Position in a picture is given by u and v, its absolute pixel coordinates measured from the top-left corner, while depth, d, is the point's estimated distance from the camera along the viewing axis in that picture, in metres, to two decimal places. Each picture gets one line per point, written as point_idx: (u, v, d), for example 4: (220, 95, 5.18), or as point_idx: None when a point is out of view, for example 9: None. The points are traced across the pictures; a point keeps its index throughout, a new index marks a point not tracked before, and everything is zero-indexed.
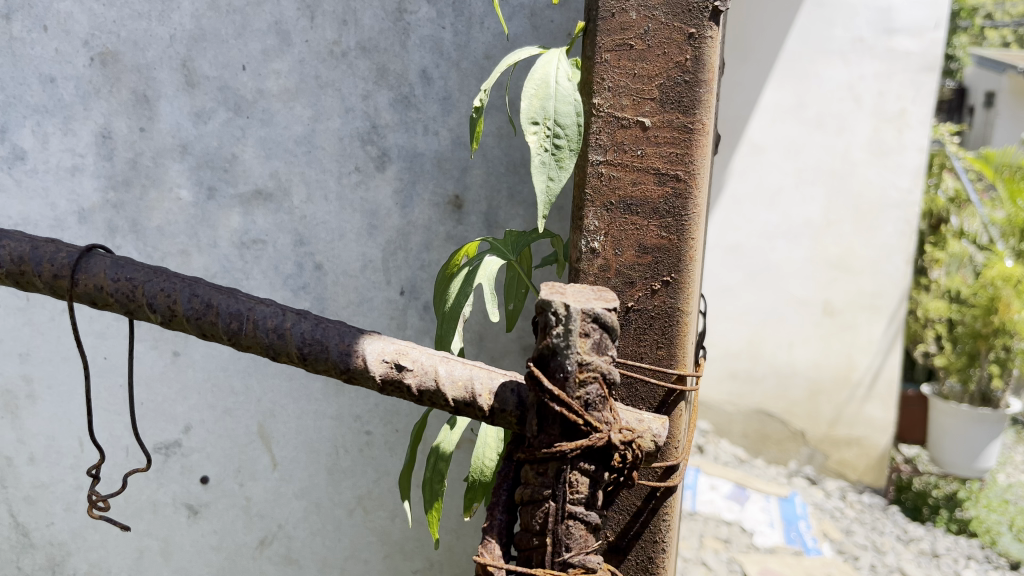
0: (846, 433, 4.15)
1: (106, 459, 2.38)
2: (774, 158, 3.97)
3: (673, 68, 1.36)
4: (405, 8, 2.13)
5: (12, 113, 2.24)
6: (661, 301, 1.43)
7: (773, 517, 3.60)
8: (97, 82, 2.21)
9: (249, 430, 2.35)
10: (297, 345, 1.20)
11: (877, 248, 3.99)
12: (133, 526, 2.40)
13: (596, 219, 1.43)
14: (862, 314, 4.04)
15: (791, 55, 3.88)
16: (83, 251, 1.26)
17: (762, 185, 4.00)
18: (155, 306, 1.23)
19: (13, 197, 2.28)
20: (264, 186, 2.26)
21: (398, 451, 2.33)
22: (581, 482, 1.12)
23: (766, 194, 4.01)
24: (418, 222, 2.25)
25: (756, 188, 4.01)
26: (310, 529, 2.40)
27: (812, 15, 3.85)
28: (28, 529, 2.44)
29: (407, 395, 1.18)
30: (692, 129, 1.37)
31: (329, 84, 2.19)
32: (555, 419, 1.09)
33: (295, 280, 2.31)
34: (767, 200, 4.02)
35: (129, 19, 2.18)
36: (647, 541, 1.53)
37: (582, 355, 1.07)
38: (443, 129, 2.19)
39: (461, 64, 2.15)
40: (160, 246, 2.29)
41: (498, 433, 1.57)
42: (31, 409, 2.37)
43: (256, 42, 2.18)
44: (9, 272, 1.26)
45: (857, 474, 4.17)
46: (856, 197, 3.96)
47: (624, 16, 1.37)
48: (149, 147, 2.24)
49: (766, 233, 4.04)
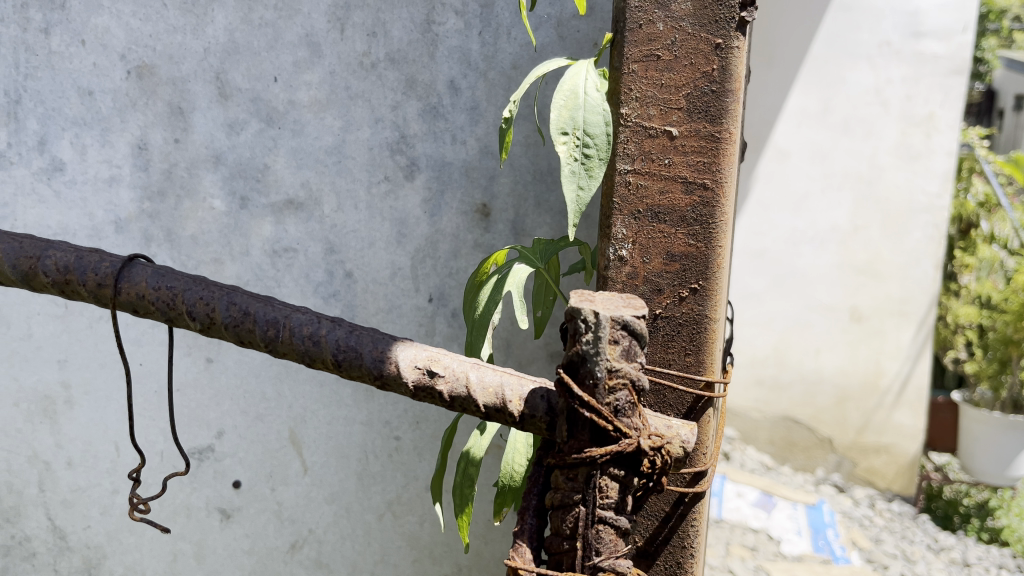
0: (875, 440, 4.10)
1: (144, 463, 2.41)
2: (800, 163, 3.96)
3: (700, 78, 1.38)
4: (433, 19, 2.17)
5: (51, 125, 2.30)
6: (690, 308, 1.44)
7: (800, 526, 3.57)
8: (134, 95, 2.27)
9: (280, 436, 2.39)
10: (331, 352, 1.23)
11: (905, 254, 3.95)
12: (173, 527, 2.45)
13: (624, 227, 1.44)
14: (890, 320, 4.00)
15: (815, 60, 3.87)
16: (125, 261, 1.30)
17: (788, 190, 3.99)
18: (194, 314, 1.27)
19: (53, 208, 2.34)
20: (296, 196, 2.30)
21: (427, 456, 2.35)
22: (611, 488, 1.14)
23: (790, 201, 4.00)
24: (446, 230, 2.28)
25: (782, 193, 4.00)
26: (340, 534, 2.43)
27: (838, 19, 3.83)
28: (65, 532, 2.49)
29: (439, 401, 1.21)
30: (720, 138, 1.39)
31: (359, 94, 2.23)
32: (584, 425, 1.12)
33: (325, 288, 2.34)
34: (793, 205, 4.00)
35: (164, 33, 2.24)
36: (676, 547, 1.54)
37: (611, 362, 1.09)
38: (472, 138, 2.22)
39: (489, 75, 2.18)
40: (194, 255, 2.34)
41: (528, 439, 1.57)
42: (70, 414, 2.43)
43: (288, 54, 2.22)
44: (55, 281, 1.30)
45: (886, 482, 4.11)
46: (883, 201, 3.92)
47: (651, 27, 1.39)
48: (184, 158, 2.29)
49: (792, 238, 4.03)
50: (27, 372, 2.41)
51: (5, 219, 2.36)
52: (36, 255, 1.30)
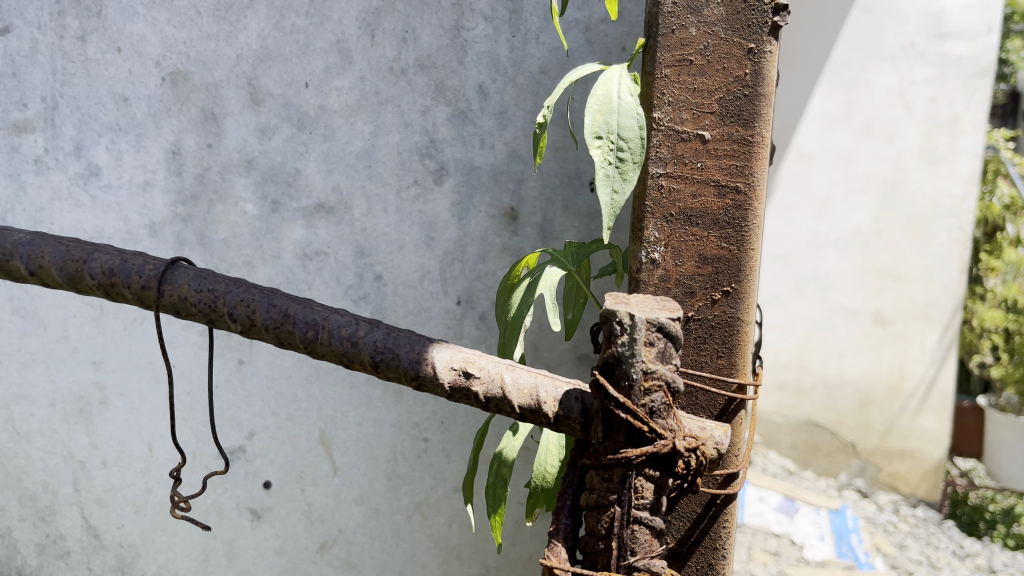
0: (899, 446, 3.78)
1: (186, 463, 2.45)
2: (822, 166, 3.66)
3: (733, 82, 1.39)
4: (463, 25, 2.20)
5: (88, 131, 2.35)
6: (722, 311, 1.45)
7: (824, 530, 3.38)
8: (168, 101, 2.31)
9: (311, 437, 2.42)
10: (370, 353, 1.25)
11: (931, 256, 3.63)
12: (215, 525, 2.48)
13: (656, 230, 1.46)
14: (914, 324, 3.68)
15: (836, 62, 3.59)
16: (168, 264, 1.33)
17: (809, 193, 3.69)
18: (235, 316, 1.29)
19: (89, 212, 2.39)
20: (327, 200, 2.32)
21: (455, 458, 2.37)
22: (647, 488, 1.15)
23: (811, 204, 3.70)
24: (474, 233, 2.30)
25: (803, 196, 3.69)
26: (369, 534, 2.45)
27: (861, 20, 3.54)
28: (99, 531, 2.54)
29: (474, 402, 1.23)
30: (752, 142, 1.40)
31: (389, 99, 2.26)
32: (620, 426, 1.13)
33: (355, 291, 2.36)
34: (814, 208, 3.70)
35: (198, 40, 2.27)
36: (707, 548, 1.55)
37: (647, 364, 1.11)
38: (500, 142, 2.24)
39: (517, 79, 2.20)
40: (226, 259, 2.37)
41: (560, 441, 1.57)
42: (104, 415, 2.47)
43: (319, 60, 2.26)
44: (100, 284, 1.33)
45: (911, 487, 3.79)
46: (906, 204, 3.62)
47: (683, 32, 1.41)
48: (216, 163, 2.33)
49: (814, 241, 3.71)
50: (64, 372, 2.46)
51: (42, 224, 2.42)
52: (82, 258, 1.33)
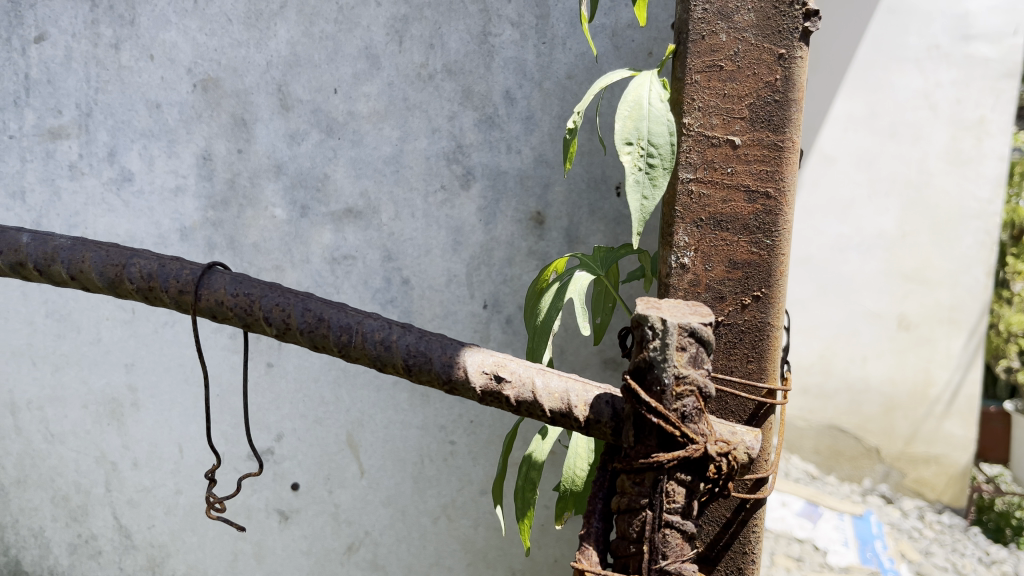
0: (924, 451, 3.56)
1: (222, 464, 2.48)
2: (845, 168, 3.38)
3: (764, 88, 1.40)
4: (490, 31, 2.21)
5: (121, 137, 2.39)
6: (752, 316, 1.46)
7: (847, 536, 3.12)
8: (199, 107, 2.34)
9: (339, 439, 2.44)
10: (402, 357, 1.27)
11: (955, 260, 3.41)
12: (249, 527, 2.51)
13: (686, 235, 1.46)
14: (939, 328, 3.45)
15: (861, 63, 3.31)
16: (205, 268, 1.34)
17: (832, 196, 3.41)
18: (271, 320, 1.31)
19: (122, 217, 2.43)
20: (355, 205, 2.35)
21: (482, 461, 2.38)
22: (678, 492, 1.16)
23: (832, 206, 3.42)
24: (501, 238, 2.31)
25: (826, 198, 3.42)
26: (396, 536, 2.47)
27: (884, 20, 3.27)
28: (130, 531, 2.58)
29: (506, 405, 1.24)
30: (783, 147, 1.41)
31: (416, 105, 2.28)
32: (651, 431, 1.14)
33: (383, 294, 2.39)
34: (838, 211, 3.42)
35: (229, 47, 2.31)
36: (736, 552, 1.56)
37: (679, 369, 1.11)
38: (526, 147, 2.25)
39: (544, 85, 2.21)
40: (256, 262, 2.40)
41: (590, 444, 1.58)
42: (135, 416, 2.51)
43: (348, 66, 2.28)
44: (140, 288, 1.36)
45: (935, 494, 3.56)
46: (931, 206, 3.38)
47: (714, 38, 1.41)
48: (246, 168, 2.36)
49: (837, 245, 3.44)
50: (96, 375, 2.50)
51: (76, 228, 2.46)
52: (121, 262, 1.35)
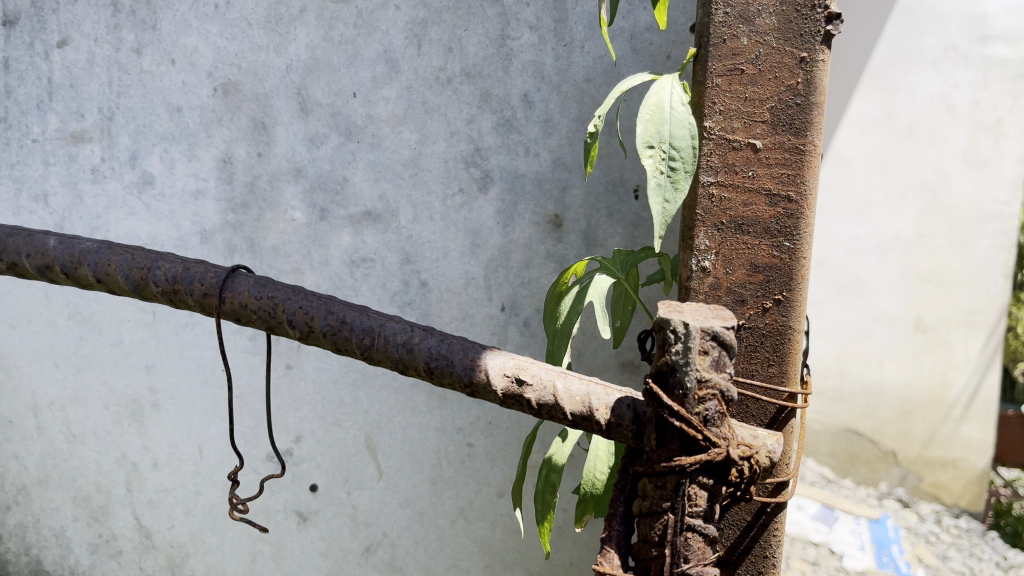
0: (941, 455, 3.44)
1: (245, 466, 2.50)
2: (860, 172, 3.31)
3: (785, 91, 1.40)
4: (508, 34, 2.22)
5: (142, 141, 2.42)
6: (773, 319, 1.46)
7: (863, 540, 3.04)
8: (220, 111, 2.36)
9: (357, 441, 2.45)
10: (424, 360, 1.28)
11: (974, 262, 3.29)
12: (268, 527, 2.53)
13: (707, 238, 1.46)
14: (956, 330, 3.34)
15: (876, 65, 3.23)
16: (229, 271, 1.35)
17: (847, 198, 3.34)
18: (294, 322, 1.32)
19: (143, 219, 2.46)
20: (373, 208, 2.36)
21: (499, 463, 2.38)
22: (700, 496, 1.16)
23: (846, 206, 3.34)
24: (519, 241, 2.31)
25: (841, 201, 3.35)
26: (414, 538, 2.47)
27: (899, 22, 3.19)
28: (150, 531, 2.60)
29: (526, 408, 1.25)
30: (804, 150, 1.41)
31: (435, 109, 2.29)
32: (673, 434, 1.14)
33: (402, 296, 2.40)
34: (852, 214, 3.35)
35: (249, 51, 2.32)
36: (757, 556, 1.56)
37: (701, 372, 1.11)
38: (544, 150, 2.26)
39: (562, 88, 2.21)
40: (275, 265, 2.42)
41: (610, 447, 1.58)
42: (156, 418, 2.53)
43: (367, 70, 2.29)
44: (164, 291, 1.37)
45: (953, 498, 3.43)
46: (948, 208, 3.28)
47: (735, 41, 1.41)
48: (266, 172, 2.37)
49: (852, 247, 3.37)
50: (117, 376, 2.53)
51: (98, 231, 2.49)
52: (147, 266, 1.37)
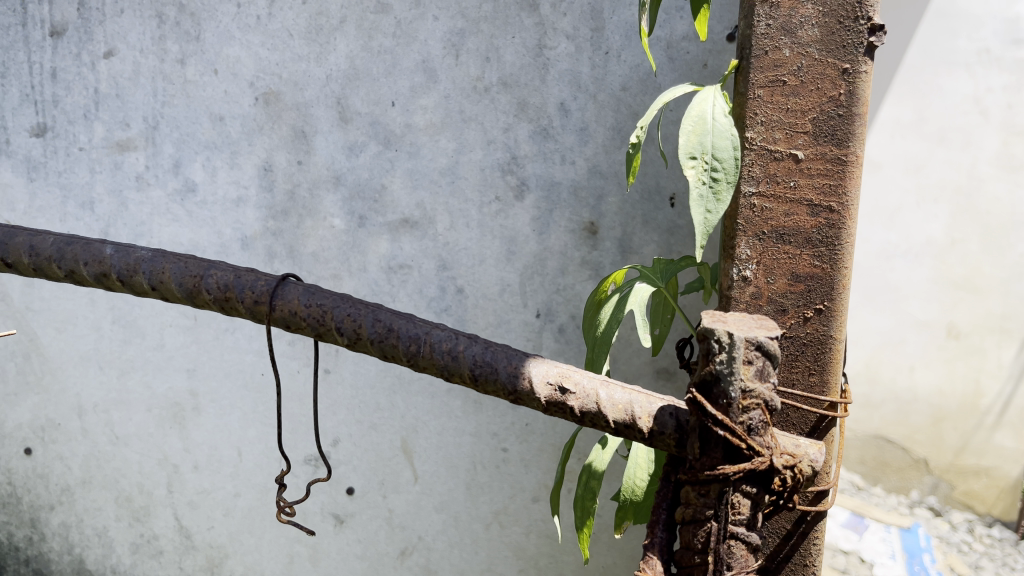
0: (974, 463, 3.07)
1: (290, 471, 2.53)
2: (888, 173, 2.89)
3: (827, 102, 1.41)
4: (545, 44, 2.24)
5: (185, 150, 2.47)
6: (814, 329, 1.47)
7: (895, 549, 2.79)
8: (261, 120, 2.41)
9: (393, 445, 2.48)
10: (469, 367, 1.30)
11: (1011, 268, 2.88)
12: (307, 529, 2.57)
13: (748, 248, 1.48)
14: (990, 337, 2.94)
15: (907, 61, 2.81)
16: (279, 280, 1.39)
17: (871, 202, 2.93)
18: (342, 329, 1.35)
19: (185, 226, 2.51)
20: (411, 215, 2.39)
21: (534, 468, 2.40)
22: (743, 504, 1.17)
23: (875, 212, 2.92)
24: (554, 248, 2.33)
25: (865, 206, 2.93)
26: (448, 541, 2.50)
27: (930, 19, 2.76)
28: (191, 531, 2.65)
29: (569, 416, 1.26)
30: (846, 161, 1.42)
31: (472, 117, 2.31)
32: (717, 443, 1.15)
33: (438, 303, 2.43)
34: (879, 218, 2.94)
35: (290, 61, 2.37)
36: (797, 564, 1.58)
37: (745, 382, 1.12)
38: (580, 158, 2.28)
39: (598, 96, 2.23)
40: (315, 271, 2.46)
41: (650, 455, 1.60)
42: (196, 421, 2.58)
43: (405, 80, 2.33)
44: (216, 298, 1.40)
45: (986, 507, 3.07)
46: (982, 214, 2.86)
47: (777, 53, 1.43)
48: (306, 180, 2.42)
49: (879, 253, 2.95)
50: (160, 379, 2.58)
51: (142, 237, 2.54)
52: (199, 273, 1.40)
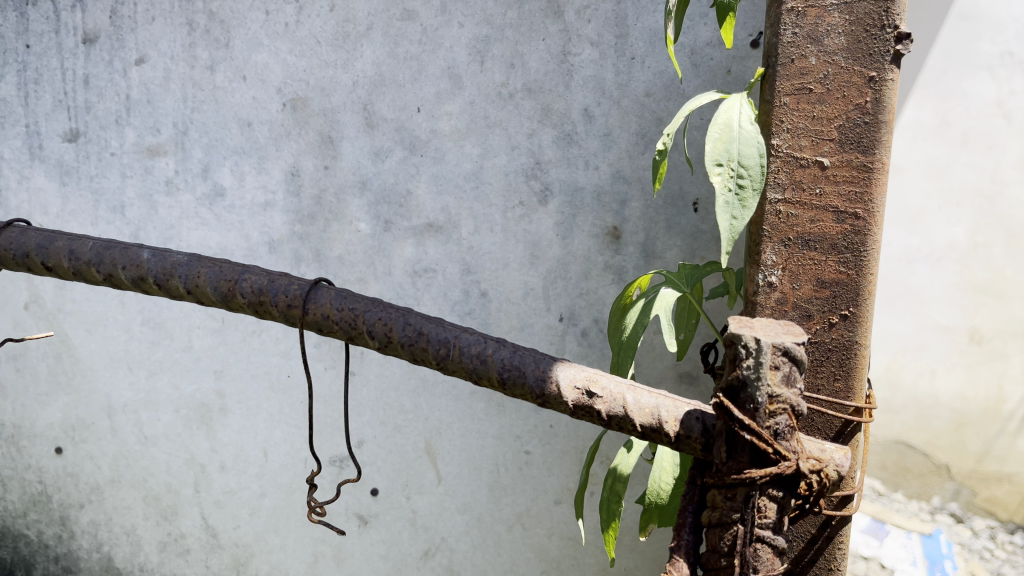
0: (996, 470, 3.03)
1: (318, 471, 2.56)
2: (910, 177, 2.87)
3: (853, 109, 1.42)
4: (569, 50, 2.27)
5: (214, 154, 2.51)
6: (840, 334, 1.48)
7: (916, 556, 2.76)
8: (288, 125, 2.45)
9: (417, 447, 2.51)
10: (497, 370, 1.32)
11: None
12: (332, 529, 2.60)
13: (774, 254, 1.49)
14: (1014, 342, 2.93)
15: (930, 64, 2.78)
16: (311, 284, 1.42)
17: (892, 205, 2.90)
18: (374, 333, 1.38)
19: (214, 229, 2.55)
20: (436, 219, 2.42)
21: (556, 470, 2.42)
22: (769, 508, 1.18)
23: (896, 216, 2.90)
24: (577, 252, 2.35)
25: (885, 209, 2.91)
26: (471, 543, 2.52)
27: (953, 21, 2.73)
28: (217, 530, 2.69)
29: (597, 419, 1.28)
30: (872, 168, 1.43)
31: (497, 123, 2.34)
32: (744, 447, 1.15)
33: (462, 306, 2.45)
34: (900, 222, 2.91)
35: (318, 68, 2.41)
36: (822, 568, 1.58)
37: (772, 387, 1.14)
38: (604, 163, 2.30)
39: (622, 103, 2.25)
40: (341, 274, 2.50)
41: (674, 459, 1.62)
42: (223, 421, 2.62)
43: (430, 86, 2.36)
44: (250, 301, 1.44)
45: (1009, 513, 3.02)
46: (1006, 219, 2.84)
47: (803, 61, 1.44)
48: (333, 184, 2.45)
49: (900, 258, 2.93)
50: (188, 380, 2.62)
51: (172, 240, 2.58)
52: (234, 278, 1.44)
